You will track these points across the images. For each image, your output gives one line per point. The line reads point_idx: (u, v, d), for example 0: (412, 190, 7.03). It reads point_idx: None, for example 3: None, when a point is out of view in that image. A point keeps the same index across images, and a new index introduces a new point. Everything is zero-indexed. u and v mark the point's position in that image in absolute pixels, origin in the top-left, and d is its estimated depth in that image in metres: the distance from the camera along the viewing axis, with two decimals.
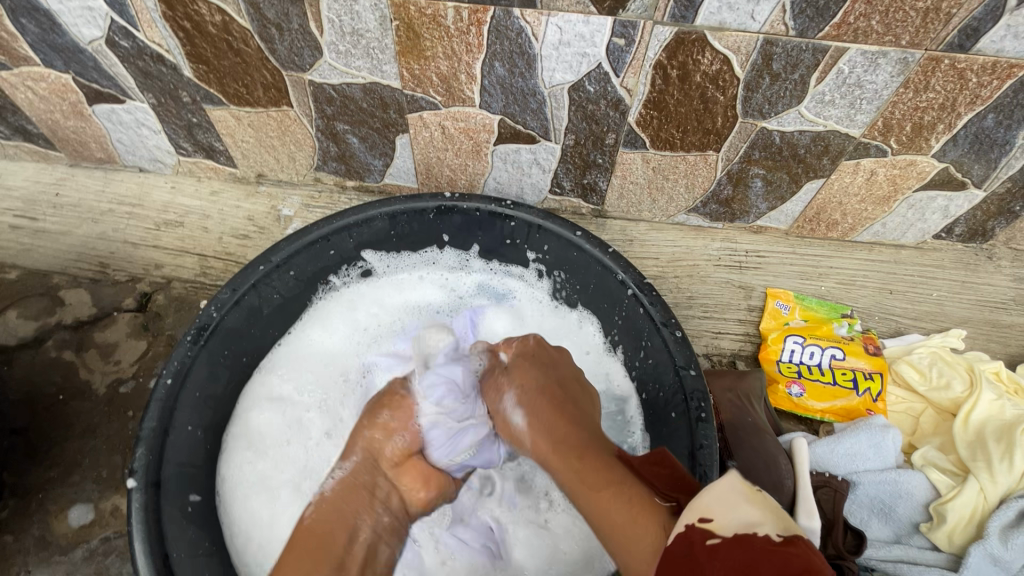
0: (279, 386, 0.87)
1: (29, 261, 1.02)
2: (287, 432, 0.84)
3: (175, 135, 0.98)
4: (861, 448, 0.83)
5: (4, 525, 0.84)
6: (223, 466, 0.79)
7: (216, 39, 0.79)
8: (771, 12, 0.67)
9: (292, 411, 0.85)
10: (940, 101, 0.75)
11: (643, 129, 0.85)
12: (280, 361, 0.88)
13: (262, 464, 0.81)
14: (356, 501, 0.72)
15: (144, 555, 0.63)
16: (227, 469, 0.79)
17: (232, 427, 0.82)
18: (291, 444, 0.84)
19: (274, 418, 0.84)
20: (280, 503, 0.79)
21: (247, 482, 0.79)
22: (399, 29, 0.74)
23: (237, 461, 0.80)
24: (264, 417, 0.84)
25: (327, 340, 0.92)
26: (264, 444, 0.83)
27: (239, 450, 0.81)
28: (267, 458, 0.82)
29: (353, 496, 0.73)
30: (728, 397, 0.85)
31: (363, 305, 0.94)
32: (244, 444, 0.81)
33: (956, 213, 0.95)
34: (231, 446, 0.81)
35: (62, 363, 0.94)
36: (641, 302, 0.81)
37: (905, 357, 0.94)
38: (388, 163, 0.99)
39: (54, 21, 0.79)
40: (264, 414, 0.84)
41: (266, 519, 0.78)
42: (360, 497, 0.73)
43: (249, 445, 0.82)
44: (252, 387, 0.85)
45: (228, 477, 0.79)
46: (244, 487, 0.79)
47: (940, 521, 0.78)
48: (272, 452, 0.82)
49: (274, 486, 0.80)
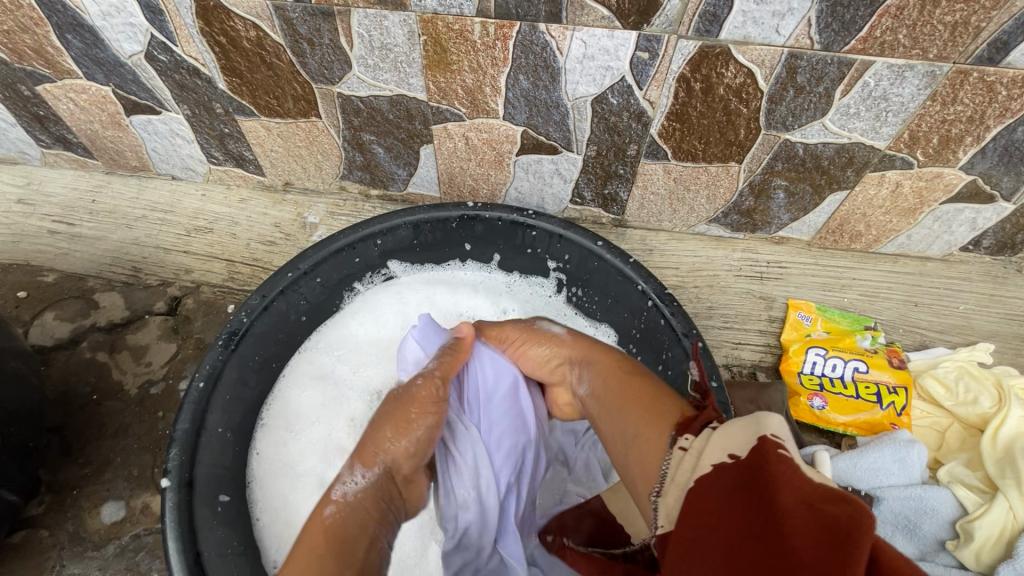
0: (326, 367, 0.89)
1: (66, 264, 1.06)
2: (318, 411, 0.85)
3: (207, 145, 1.01)
4: (883, 462, 0.82)
5: (39, 521, 0.87)
6: (260, 443, 0.82)
7: (250, 53, 0.82)
8: (796, 26, 0.67)
9: (324, 395, 0.87)
10: (969, 113, 0.75)
11: (665, 140, 0.86)
12: (323, 348, 0.90)
13: (292, 446, 0.83)
14: (376, 514, 0.60)
15: (178, 552, 0.65)
16: (262, 447, 0.82)
17: (271, 406, 0.85)
18: (320, 427, 0.84)
19: (309, 401, 0.86)
20: (306, 490, 0.79)
21: (281, 467, 0.81)
22: (427, 43, 0.76)
23: (271, 439, 0.82)
24: (303, 396, 0.86)
25: (368, 335, 0.92)
26: (299, 424, 0.84)
27: (274, 431, 0.83)
28: (298, 440, 0.83)
29: (376, 508, 0.60)
30: (749, 409, 0.85)
31: (414, 298, 0.94)
32: (280, 424, 0.84)
33: (984, 225, 0.94)
34: (266, 425, 0.83)
35: (95, 364, 0.97)
36: (663, 312, 0.81)
37: (930, 371, 0.93)
38: (412, 172, 1.01)
39: (97, 36, 0.83)
40: (298, 399, 0.86)
41: (293, 501, 0.79)
42: (380, 511, 0.60)
43: (283, 427, 0.83)
44: (294, 371, 0.88)
45: (260, 455, 0.81)
46: (274, 469, 0.81)
47: (967, 539, 0.77)
48: (304, 433, 0.84)
49: (301, 471, 0.81)
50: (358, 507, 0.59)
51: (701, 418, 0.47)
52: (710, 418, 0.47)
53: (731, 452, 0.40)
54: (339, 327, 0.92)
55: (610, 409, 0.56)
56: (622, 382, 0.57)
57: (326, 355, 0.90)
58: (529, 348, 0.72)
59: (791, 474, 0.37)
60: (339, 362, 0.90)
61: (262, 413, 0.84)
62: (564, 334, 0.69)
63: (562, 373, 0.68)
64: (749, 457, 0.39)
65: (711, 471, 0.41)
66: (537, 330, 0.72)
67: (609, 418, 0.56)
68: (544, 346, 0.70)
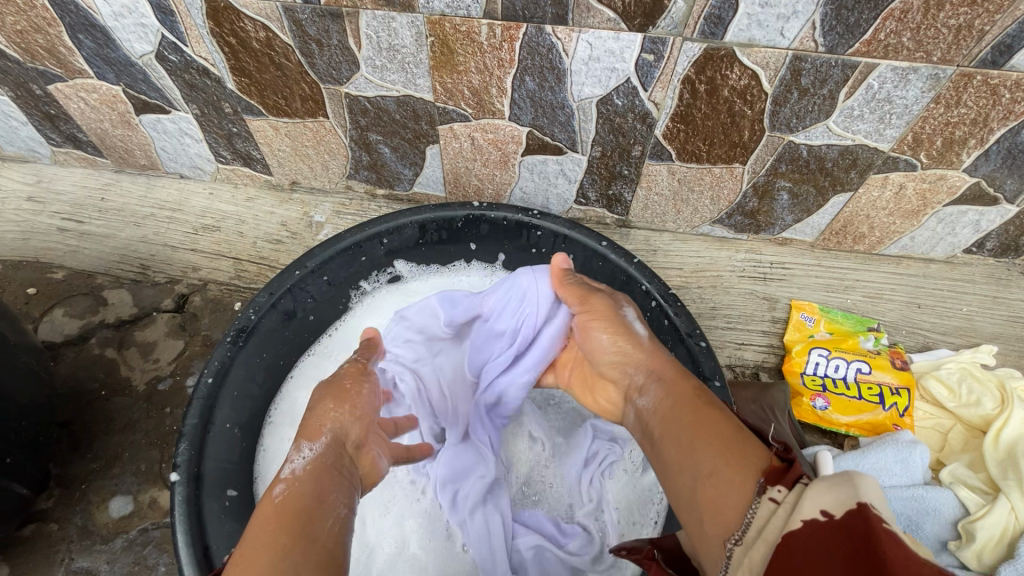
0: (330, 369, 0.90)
1: (75, 262, 1.07)
2: None
3: (216, 144, 1.02)
4: (887, 463, 0.83)
5: (48, 515, 0.87)
6: (266, 439, 0.84)
7: (259, 54, 0.82)
8: (801, 29, 0.68)
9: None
10: (973, 116, 0.75)
11: (669, 142, 0.86)
12: (329, 348, 0.91)
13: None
14: (328, 479, 0.59)
15: (187, 545, 0.66)
16: (269, 443, 0.83)
17: (277, 404, 0.86)
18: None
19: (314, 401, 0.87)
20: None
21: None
22: (435, 45, 0.77)
23: (278, 437, 0.84)
24: (308, 396, 0.87)
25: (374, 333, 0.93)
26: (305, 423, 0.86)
27: (281, 429, 0.84)
28: None
29: (322, 474, 0.59)
30: (751, 409, 0.86)
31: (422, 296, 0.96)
32: (286, 422, 0.85)
33: (987, 228, 0.95)
34: (274, 423, 0.85)
35: (104, 360, 0.99)
36: (667, 312, 0.81)
37: (933, 373, 0.93)
38: (418, 172, 1.02)
39: (109, 37, 0.84)
40: (304, 398, 0.87)
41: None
42: (329, 477, 0.60)
43: (289, 426, 0.85)
44: (300, 371, 0.89)
45: (267, 452, 0.83)
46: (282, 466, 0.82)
47: (969, 539, 0.77)
48: None
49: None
50: (308, 479, 0.58)
51: (793, 471, 0.44)
52: (802, 474, 0.44)
53: (823, 509, 0.38)
54: (346, 327, 0.93)
55: (677, 433, 0.54)
56: (701, 409, 0.55)
57: (331, 356, 0.91)
58: (600, 334, 0.69)
59: (905, 553, 0.33)
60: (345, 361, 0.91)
61: (269, 411, 0.85)
62: (640, 338, 0.67)
63: (621, 372, 0.66)
64: (844, 519, 0.37)
65: (802, 528, 0.38)
66: (622, 323, 0.69)
67: (677, 442, 0.53)
68: (617, 349, 0.67)
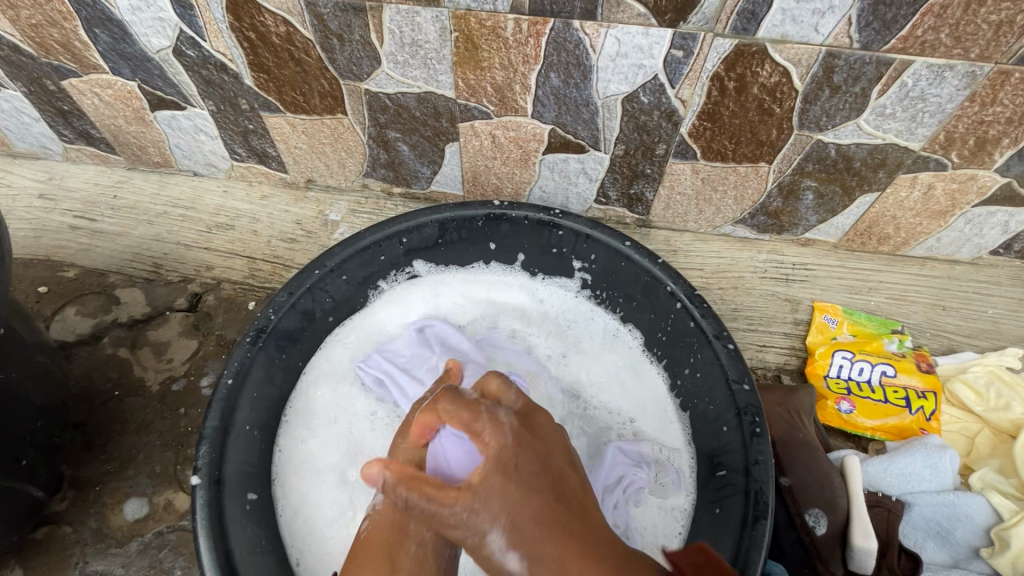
0: (345, 368, 0.89)
1: (87, 260, 1.05)
2: (337, 411, 0.85)
3: (231, 141, 1.01)
4: (916, 467, 0.81)
5: (62, 517, 0.86)
6: (282, 442, 0.82)
7: (279, 49, 0.81)
8: (836, 25, 0.66)
9: (346, 394, 0.87)
10: (1008, 114, 0.73)
11: (695, 140, 0.85)
12: (346, 347, 0.90)
13: (313, 443, 0.82)
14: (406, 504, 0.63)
15: (209, 551, 0.64)
16: (287, 444, 0.82)
17: (294, 404, 0.84)
18: (341, 424, 0.85)
19: (329, 399, 0.86)
20: (326, 486, 0.80)
21: (304, 462, 0.81)
22: (459, 40, 0.75)
23: (296, 437, 0.82)
24: (323, 395, 0.86)
25: (390, 329, 0.93)
26: (319, 422, 0.84)
27: (296, 429, 0.83)
28: (318, 438, 0.83)
29: (404, 503, 0.63)
30: (777, 412, 0.84)
31: (440, 293, 0.95)
32: (303, 422, 0.84)
33: (1015, 229, 0.93)
34: (290, 424, 0.83)
35: (117, 360, 0.97)
36: (692, 314, 0.80)
37: (960, 376, 0.91)
38: (436, 170, 1.01)
39: (126, 31, 0.82)
40: (320, 395, 0.86)
41: (315, 497, 0.79)
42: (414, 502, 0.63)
43: (305, 426, 0.83)
44: (317, 370, 0.87)
45: (286, 454, 0.81)
46: (298, 465, 0.81)
47: (1004, 547, 0.75)
48: (324, 431, 0.84)
49: (322, 467, 0.81)
50: (388, 508, 0.63)
51: None
52: None
53: None
54: (360, 324, 0.92)
55: None
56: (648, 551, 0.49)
57: (344, 354, 0.90)
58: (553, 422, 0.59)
59: None
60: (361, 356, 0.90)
61: (285, 412, 0.83)
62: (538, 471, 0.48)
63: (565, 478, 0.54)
64: None
65: None
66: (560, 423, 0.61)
67: None
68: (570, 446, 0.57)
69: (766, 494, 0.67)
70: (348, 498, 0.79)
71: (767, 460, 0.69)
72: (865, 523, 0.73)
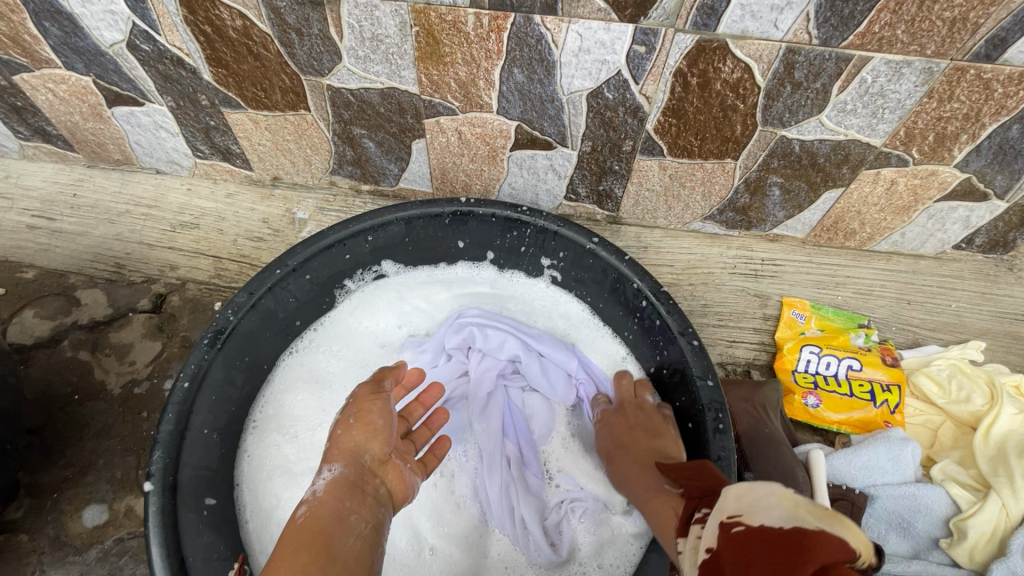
0: (318, 369, 0.89)
1: (46, 261, 1.03)
2: (315, 416, 0.85)
3: (193, 138, 0.99)
4: (878, 460, 0.83)
5: (18, 525, 0.84)
6: (251, 445, 0.82)
7: (236, 43, 0.79)
8: (795, 20, 0.66)
9: (323, 398, 0.87)
10: (965, 111, 0.74)
11: (661, 136, 0.85)
12: (315, 345, 0.90)
13: (289, 448, 0.82)
14: (348, 496, 0.63)
15: (161, 558, 0.63)
16: (255, 448, 0.82)
17: (266, 406, 0.84)
18: (319, 430, 0.84)
19: (304, 402, 0.86)
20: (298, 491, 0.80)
21: (276, 466, 0.81)
22: (419, 34, 0.74)
23: (266, 442, 0.82)
24: (298, 399, 0.86)
25: (364, 330, 0.93)
26: (294, 427, 0.84)
27: (270, 434, 0.83)
28: (293, 443, 0.83)
29: (343, 494, 0.63)
30: (744, 408, 0.85)
31: (409, 294, 0.95)
32: (273, 427, 0.83)
33: (977, 224, 0.94)
34: (258, 428, 0.83)
35: (77, 363, 0.95)
36: (659, 311, 0.80)
37: (923, 369, 0.93)
38: (404, 167, 0.99)
39: (77, 24, 0.80)
40: (294, 400, 0.86)
41: (286, 503, 0.79)
42: (351, 497, 0.63)
43: (277, 430, 0.83)
44: (287, 372, 0.87)
45: (256, 457, 0.81)
46: (268, 471, 0.81)
47: (960, 537, 0.77)
48: (301, 436, 0.84)
49: (296, 472, 0.81)
50: (329, 500, 0.62)
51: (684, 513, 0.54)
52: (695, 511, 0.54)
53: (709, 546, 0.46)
54: (331, 327, 0.92)
55: (651, 489, 0.67)
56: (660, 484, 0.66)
57: (319, 353, 0.90)
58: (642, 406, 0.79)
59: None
60: (335, 357, 0.90)
61: (255, 415, 0.84)
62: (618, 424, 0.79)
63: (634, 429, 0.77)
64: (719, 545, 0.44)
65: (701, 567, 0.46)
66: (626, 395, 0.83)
67: (653, 490, 0.66)
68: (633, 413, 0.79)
69: None
70: None
71: (728, 456, 0.69)
72: None
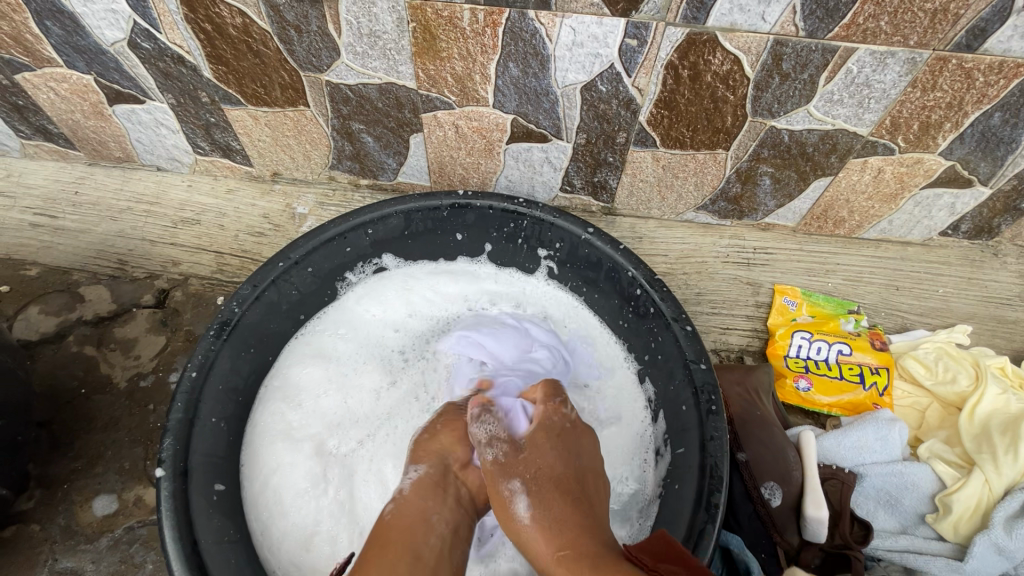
0: (325, 347, 0.92)
1: (49, 258, 1.04)
2: (321, 386, 0.88)
3: (193, 135, 1.00)
4: (868, 440, 0.85)
5: (28, 516, 0.86)
6: (258, 415, 0.84)
7: (236, 41, 0.81)
8: (782, 13, 0.68)
9: (329, 370, 0.90)
10: (948, 99, 0.76)
11: (654, 128, 0.87)
12: (322, 328, 0.92)
13: (293, 415, 0.85)
14: (431, 497, 0.67)
15: (174, 540, 0.65)
16: (262, 418, 0.84)
17: (272, 379, 0.87)
18: (325, 398, 0.87)
19: (312, 373, 0.89)
20: (302, 455, 0.82)
21: (278, 432, 0.84)
22: (416, 30, 0.76)
23: (271, 410, 0.85)
24: (305, 372, 0.89)
25: (369, 317, 0.95)
26: (299, 397, 0.87)
27: (275, 403, 0.85)
28: (298, 411, 0.86)
29: (426, 494, 0.68)
30: (737, 391, 0.86)
31: (412, 283, 0.97)
32: (279, 397, 0.86)
33: (962, 210, 0.97)
34: (265, 398, 0.85)
35: (83, 357, 0.96)
36: (653, 298, 0.82)
37: (911, 352, 0.95)
38: (402, 161, 1.01)
39: (78, 23, 0.81)
40: (299, 374, 0.88)
41: (284, 467, 0.81)
42: (433, 497, 0.68)
43: (284, 400, 0.86)
44: (296, 348, 0.90)
45: (261, 424, 0.84)
46: (271, 437, 0.83)
47: (946, 512, 0.80)
48: (305, 405, 0.86)
49: (299, 436, 0.84)
50: (415, 500, 0.67)
51: None
52: None
53: None
54: (337, 313, 0.94)
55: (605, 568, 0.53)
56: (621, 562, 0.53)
57: (325, 334, 0.92)
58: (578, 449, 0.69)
59: None
60: (341, 338, 0.93)
61: (264, 388, 0.86)
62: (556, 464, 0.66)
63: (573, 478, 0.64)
64: None
65: None
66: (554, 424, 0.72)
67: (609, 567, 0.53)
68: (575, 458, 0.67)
69: (720, 469, 0.69)
70: (316, 470, 0.82)
71: (721, 436, 0.71)
72: (817, 494, 0.77)
